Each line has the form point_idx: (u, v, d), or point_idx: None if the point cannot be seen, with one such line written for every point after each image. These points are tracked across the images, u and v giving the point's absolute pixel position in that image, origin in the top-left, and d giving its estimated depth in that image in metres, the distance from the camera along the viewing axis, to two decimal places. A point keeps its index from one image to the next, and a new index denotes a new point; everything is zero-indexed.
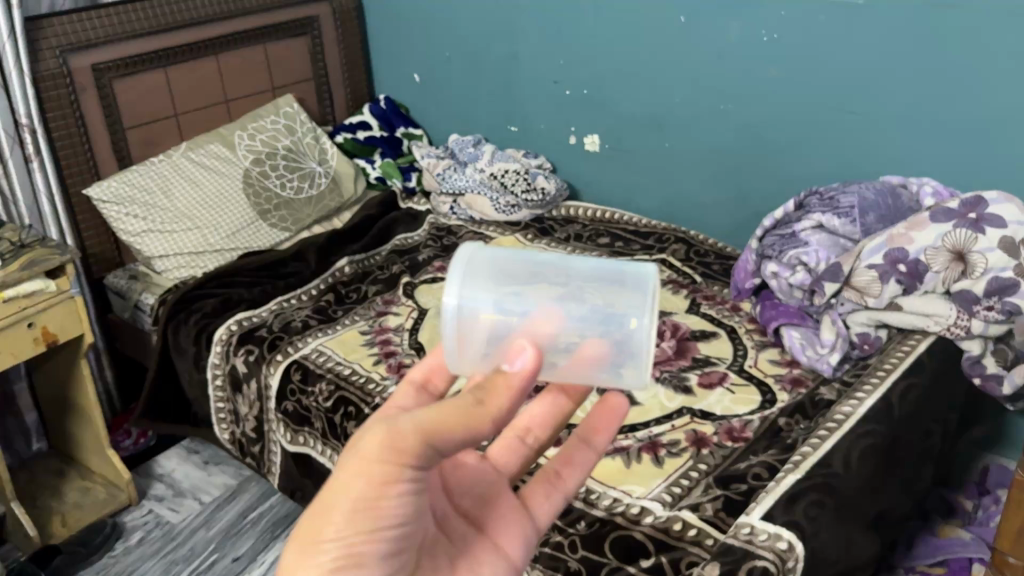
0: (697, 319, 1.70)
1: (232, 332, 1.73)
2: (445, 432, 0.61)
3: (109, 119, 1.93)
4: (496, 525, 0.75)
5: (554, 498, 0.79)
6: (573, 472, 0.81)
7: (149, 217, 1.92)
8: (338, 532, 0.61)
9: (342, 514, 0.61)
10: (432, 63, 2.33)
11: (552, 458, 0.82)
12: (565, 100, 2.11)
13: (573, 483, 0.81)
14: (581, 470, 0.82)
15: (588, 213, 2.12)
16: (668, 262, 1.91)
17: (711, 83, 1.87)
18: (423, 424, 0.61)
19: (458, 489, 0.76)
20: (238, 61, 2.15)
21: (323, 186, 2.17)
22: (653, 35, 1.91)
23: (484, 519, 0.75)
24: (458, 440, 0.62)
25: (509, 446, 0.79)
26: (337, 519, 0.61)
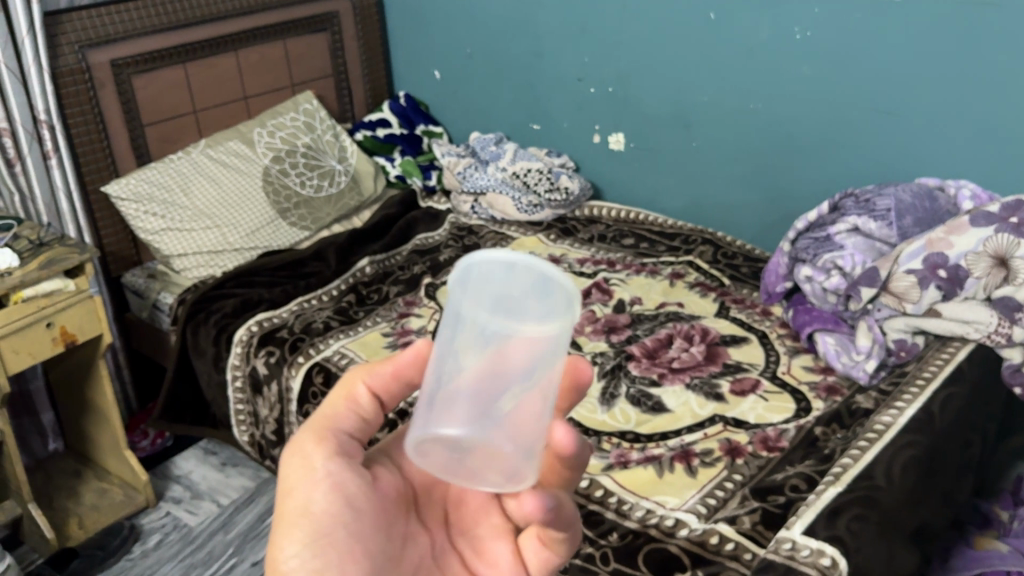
0: (727, 323, 1.66)
1: (252, 333, 1.70)
2: (332, 419, 0.69)
3: (127, 115, 1.90)
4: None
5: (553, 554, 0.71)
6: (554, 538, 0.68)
7: (168, 215, 1.89)
8: (290, 549, 0.64)
9: (289, 527, 0.64)
10: (454, 60, 2.29)
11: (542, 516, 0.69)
12: (590, 98, 2.08)
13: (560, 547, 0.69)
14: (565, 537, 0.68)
15: (611, 214, 2.09)
16: (695, 264, 1.87)
17: (740, 81, 1.83)
18: (318, 420, 0.69)
19: (462, 526, 0.73)
20: (257, 57, 2.12)
21: (343, 184, 2.14)
22: (681, 33, 1.87)
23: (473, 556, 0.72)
24: (345, 413, 0.70)
25: None
26: (288, 535, 0.64)
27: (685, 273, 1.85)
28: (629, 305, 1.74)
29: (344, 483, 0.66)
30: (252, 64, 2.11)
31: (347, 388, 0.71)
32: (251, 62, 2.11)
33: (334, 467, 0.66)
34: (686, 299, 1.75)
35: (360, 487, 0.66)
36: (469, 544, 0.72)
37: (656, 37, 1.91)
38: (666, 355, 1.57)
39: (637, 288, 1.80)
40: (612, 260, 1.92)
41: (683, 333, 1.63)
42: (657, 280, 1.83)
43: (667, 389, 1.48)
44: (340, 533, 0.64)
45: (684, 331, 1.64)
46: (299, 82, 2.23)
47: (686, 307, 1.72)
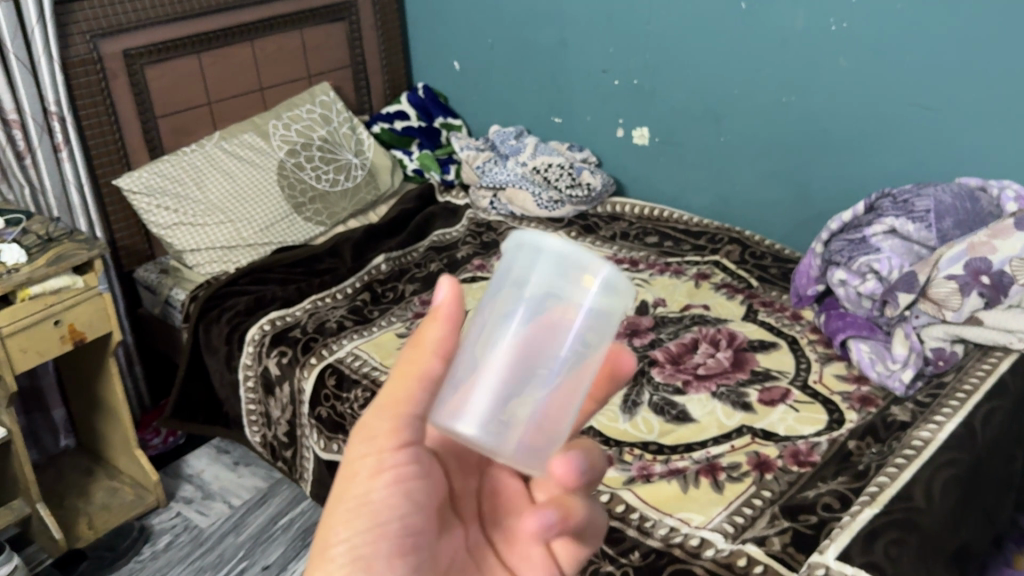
0: (755, 328, 1.59)
1: (264, 332, 1.65)
2: (407, 398, 0.60)
3: (140, 106, 1.86)
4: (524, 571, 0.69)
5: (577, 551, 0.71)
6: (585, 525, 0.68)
7: (181, 210, 1.85)
8: (340, 538, 0.58)
9: (339, 516, 0.59)
10: (474, 51, 2.23)
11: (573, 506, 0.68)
12: (614, 90, 2.01)
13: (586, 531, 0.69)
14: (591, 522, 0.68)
15: (635, 211, 2.02)
16: (721, 264, 1.80)
17: (772, 74, 1.76)
18: (389, 395, 0.60)
19: (493, 519, 0.70)
20: (274, 47, 2.06)
21: (359, 178, 2.09)
22: (710, 24, 1.80)
23: (509, 550, 0.70)
24: (427, 398, 0.60)
25: None
26: (337, 523, 0.59)
27: (711, 274, 1.78)
28: (652, 308, 1.68)
29: (408, 477, 0.61)
30: (268, 55, 2.06)
31: (416, 364, 0.59)
32: (268, 52, 2.06)
33: (400, 458, 0.61)
34: (712, 302, 1.69)
35: (420, 480, 0.62)
36: (502, 535, 0.70)
37: (684, 28, 1.84)
38: (691, 361, 1.51)
39: (661, 289, 1.74)
40: (636, 259, 1.86)
41: (708, 337, 1.57)
42: (681, 280, 1.76)
43: (692, 397, 1.42)
44: (394, 529, 0.60)
45: (710, 335, 1.57)
46: (317, 73, 2.18)
47: (712, 310, 1.66)
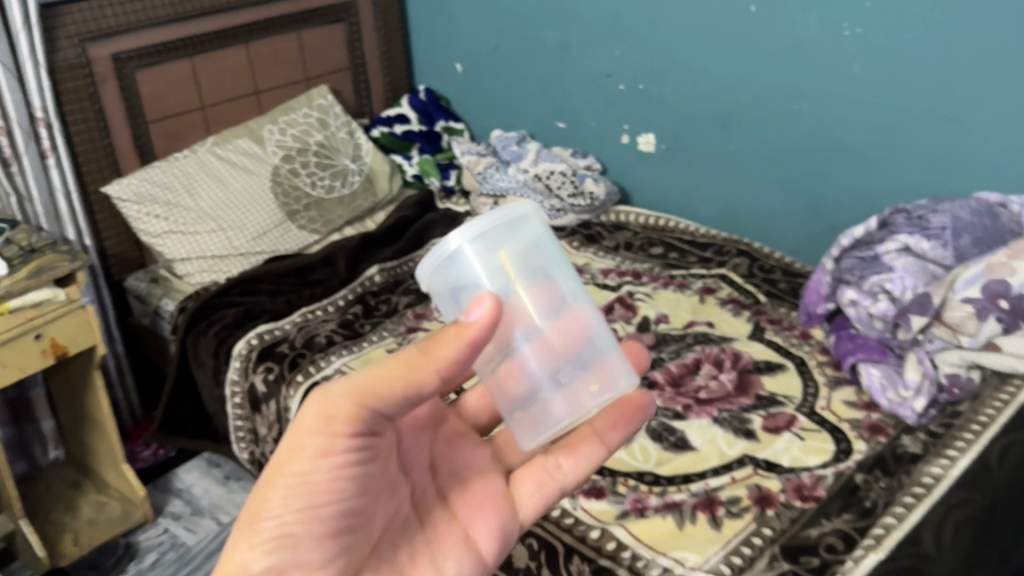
0: (761, 347, 1.52)
1: (251, 347, 1.60)
2: (378, 393, 0.63)
3: (131, 111, 1.81)
4: (473, 516, 0.77)
5: (547, 489, 0.81)
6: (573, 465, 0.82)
7: (171, 218, 1.80)
8: (276, 507, 0.64)
9: (275, 490, 0.64)
10: (476, 52, 2.16)
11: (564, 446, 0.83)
12: (619, 95, 1.93)
13: (569, 475, 0.82)
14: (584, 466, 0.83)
15: (639, 220, 1.95)
16: (728, 278, 1.73)
17: (783, 81, 1.68)
18: (361, 383, 0.63)
19: (444, 470, 0.80)
20: (270, 50, 2.01)
21: (356, 185, 2.04)
22: (718, 26, 1.72)
23: (459, 499, 0.78)
24: (395, 396, 0.63)
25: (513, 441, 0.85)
26: (272, 497, 0.64)
27: (717, 288, 1.70)
28: (654, 324, 1.60)
29: (352, 463, 0.66)
30: (263, 57, 2.00)
31: (410, 369, 0.63)
32: (263, 54, 2.00)
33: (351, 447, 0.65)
34: (717, 318, 1.61)
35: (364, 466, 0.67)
36: (456, 484, 0.79)
37: (692, 31, 1.76)
38: (692, 384, 1.44)
39: (664, 304, 1.66)
40: (640, 271, 1.78)
41: (711, 357, 1.49)
42: (686, 295, 1.69)
43: (692, 423, 1.35)
44: (331, 511, 0.65)
45: (713, 355, 1.50)
46: (314, 75, 2.12)
47: (716, 327, 1.58)
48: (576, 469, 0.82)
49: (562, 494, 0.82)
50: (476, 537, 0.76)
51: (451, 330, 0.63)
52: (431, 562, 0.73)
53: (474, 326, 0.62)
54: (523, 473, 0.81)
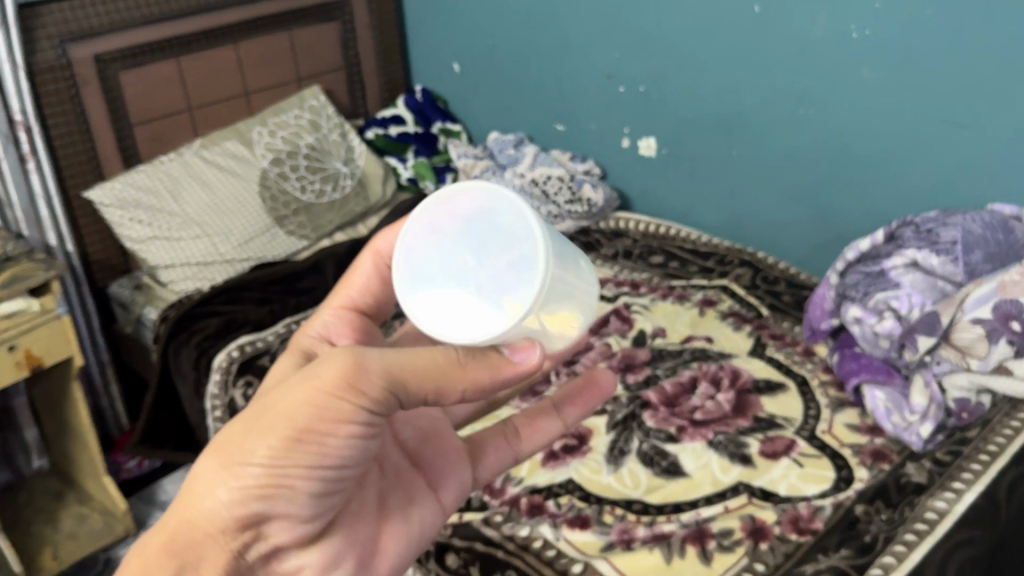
0: (761, 365, 1.45)
1: (232, 360, 1.55)
2: (412, 383, 0.58)
3: (114, 114, 1.76)
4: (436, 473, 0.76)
5: (505, 454, 0.81)
6: (535, 436, 0.81)
7: (156, 223, 1.75)
8: (269, 452, 0.58)
9: (272, 438, 0.57)
10: (474, 52, 2.09)
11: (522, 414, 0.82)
12: (619, 97, 1.86)
13: (530, 445, 0.82)
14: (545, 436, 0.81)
15: (639, 227, 1.87)
16: (730, 289, 1.65)
17: (788, 84, 1.61)
18: (397, 368, 0.58)
19: (403, 422, 0.77)
20: (260, 49, 1.95)
21: (348, 189, 1.98)
22: (721, 27, 1.65)
23: (421, 456, 0.77)
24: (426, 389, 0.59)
25: None
26: (265, 443, 0.57)
27: (718, 300, 1.63)
28: (651, 338, 1.53)
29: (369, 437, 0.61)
30: (254, 57, 1.95)
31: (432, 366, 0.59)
32: (253, 54, 1.94)
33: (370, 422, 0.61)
34: (717, 332, 1.54)
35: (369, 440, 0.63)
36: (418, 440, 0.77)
37: (694, 31, 1.69)
38: (688, 404, 1.36)
39: (662, 317, 1.59)
40: (638, 281, 1.71)
41: (708, 375, 1.42)
42: (685, 307, 1.62)
43: (685, 447, 1.28)
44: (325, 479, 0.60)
45: (710, 373, 1.43)
46: (307, 75, 2.06)
47: (716, 342, 1.51)
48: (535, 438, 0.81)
49: (516, 461, 0.82)
50: (441, 494, 0.76)
51: (492, 358, 0.61)
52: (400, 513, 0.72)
53: (515, 372, 0.61)
54: (484, 434, 0.81)
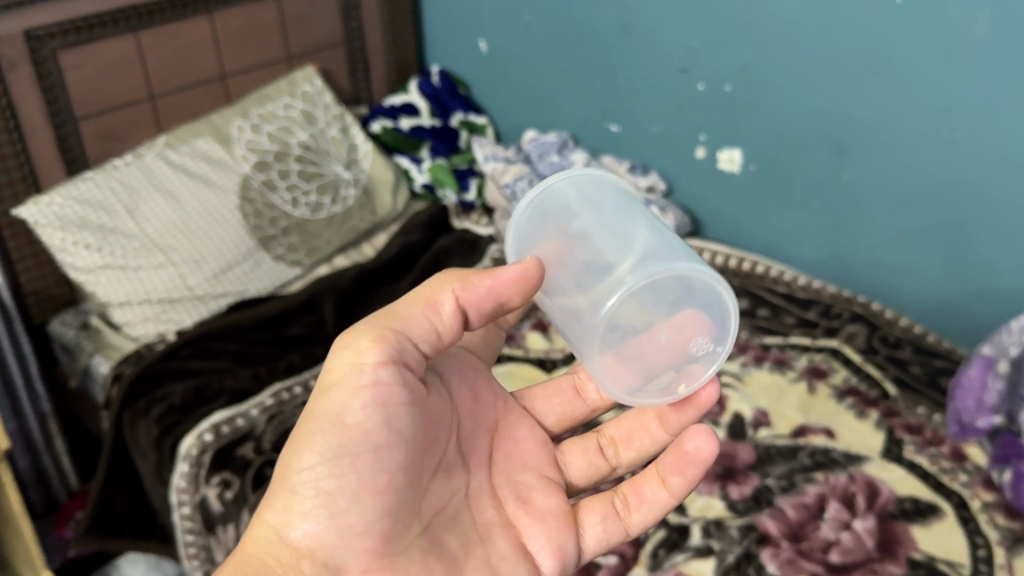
0: (903, 475, 1.12)
1: (203, 447, 1.18)
2: (402, 317, 0.68)
3: (51, 107, 1.35)
4: (526, 525, 0.76)
5: (609, 524, 0.79)
6: (639, 507, 0.80)
7: (107, 248, 1.37)
8: (339, 369, 0.66)
9: (341, 354, 0.67)
10: (506, 30, 1.69)
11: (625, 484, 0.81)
12: (695, 98, 1.48)
13: (638, 517, 0.80)
14: (649, 503, 0.79)
15: (715, 260, 1.50)
16: (842, 355, 1.31)
17: (929, 98, 1.23)
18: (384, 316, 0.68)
19: (503, 475, 0.78)
20: (240, 22, 1.54)
21: (350, 201, 1.60)
22: (840, 17, 1.26)
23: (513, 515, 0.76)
24: (421, 318, 0.69)
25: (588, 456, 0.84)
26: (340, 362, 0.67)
27: (829, 371, 1.28)
28: (752, 429, 1.18)
29: (388, 404, 0.66)
30: (233, 32, 1.54)
31: (433, 291, 0.70)
32: (232, 28, 1.53)
33: (378, 380, 0.65)
34: (834, 421, 1.20)
35: (403, 406, 0.67)
36: (514, 493, 0.77)
37: (799, 21, 1.30)
38: (818, 539, 1.02)
39: (762, 394, 1.25)
40: None
41: (838, 492, 1.08)
42: (789, 379, 1.27)
43: None
44: (365, 460, 0.65)
45: (840, 489, 1.08)
46: (299, 53, 1.66)
47: (838, 437, 1.17)
48: (641, 510, 0.79)
49: (626, 534, 0.79)
50: (525, 541, 0.75)
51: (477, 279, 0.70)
52: (486, 561, 0.72)
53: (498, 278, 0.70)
54: (589, 502, 0.79)
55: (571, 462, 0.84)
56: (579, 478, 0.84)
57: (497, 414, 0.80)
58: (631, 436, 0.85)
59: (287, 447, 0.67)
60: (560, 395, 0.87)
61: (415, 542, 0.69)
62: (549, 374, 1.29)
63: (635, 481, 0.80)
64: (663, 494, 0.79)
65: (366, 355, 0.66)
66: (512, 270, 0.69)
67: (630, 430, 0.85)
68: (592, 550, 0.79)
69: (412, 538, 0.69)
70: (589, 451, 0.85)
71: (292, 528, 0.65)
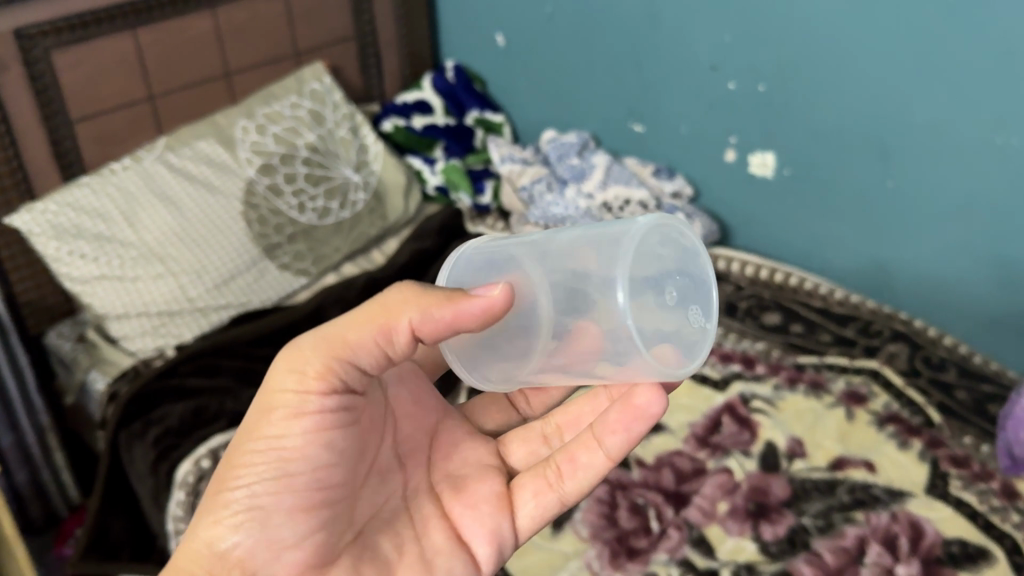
0: (950, 514, 1.03)
1: (201, 474, 1.11)
2: (350, 342, 0.59)
3: (45, 109, 1.28)
4: (461, 514, 0.68)
5: (546, 497, 0.69)
6: (575, 475, 0.69)
7: (104, 258, 1.31)
8: (281, 391, 0.60)
9: (282, 374, 0.60)
10: (525, 24, 1.60)
11: (557, 452, 0.70)
12: (725, 98, 1.39)
13: (573, 484, 0.69)
14: (587, 472, 0.69)
15: (744, 270, 1.42)
16: (883, 378, 1.22)
17: (984, 103, 1.14)
18: (327, 335, 0.59)
19: (443, 470, 0.71)
20: (245, 17, 1.46)
21: (360, 205, 1.52)
22: (888, 12, 1.16)
23: (447, 501, 0.69)
24: (370, 343, 0.59)
25: (528, 445, 0.74)
26: (278, 381, 0.60)
27: (869, 396, 1.20)
28: (786, 460, 1.10)
29: (331, 427, 0.61)
30: (237, 27, 1.46)
31: (385, 311, 0.58)
32: (236, 22, 1.46)
33: (325, 407, 0.60)
34: (875, 453, 1.11)
35: (347, 428, 0.62)
36: (451, 485, 0.70)
37: (841, 16, 1.21)
38: None
39: (796, 421, 1.17)
40: (752, 357, 1.28)
41: (880, 534, 1.00)
42: (826, 405, 1.19)
43: None
44: (303, 480, 0.60)
45: (881, 530, 1.00)
46: (307, 48, 1.58)
47: (878, 471, 1.09)
48: (578, 479, 0.69)
49: (564, 505, 0.70)
50: (460, 529, 0.68)
51: (437, 291, 0.59)
52: (423, 557, 0.66)
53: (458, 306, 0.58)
54: (523, 478, 0.70)
55: (510, 454, 0.74)
56: (520, 470, 0.74)
57: (436, 413, 0.73)
58: (576, 418, 0.74)
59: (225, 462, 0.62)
60: (501, 406, 0.79)
61: (347, 550, 0.63)
62: None
63: (568, 446, 0.69)
64: (599, 458, 0.68)
65: (312, 384, 0.59)
66: (480, 302, 0.58)
67: (576, 415, 0.75)
68: (533, 530, 0.70)
69: (346, 546, 0.63)
70: (529, 440, 0.74)
71: (222, 539, 0.61)
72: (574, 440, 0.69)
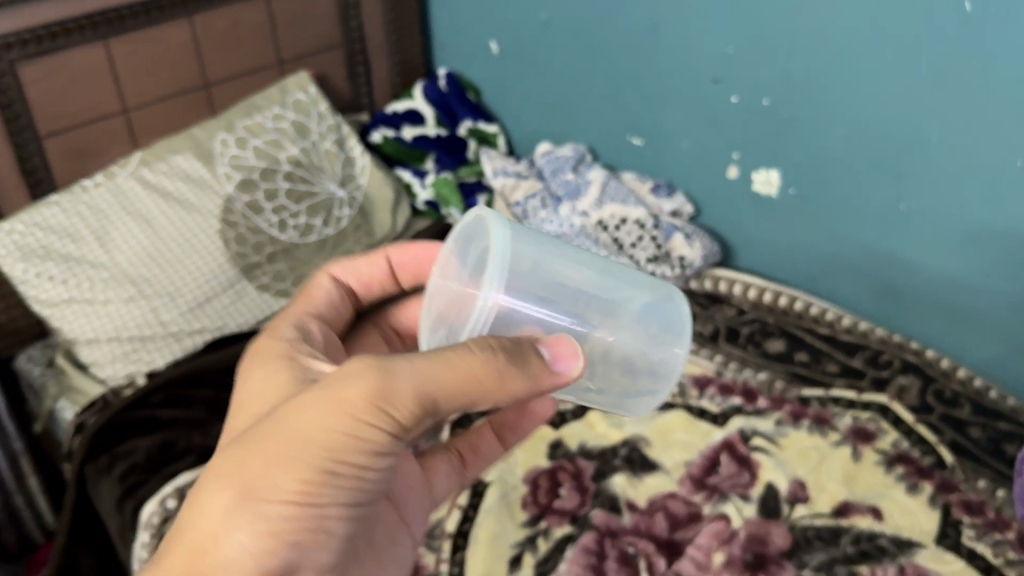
0: (963, 568, 0.96)
1: (167, 515, 1.06)
2: (445, 399, 0.56)
3: (11, 125, 1.22)
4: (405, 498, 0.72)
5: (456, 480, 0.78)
6: (480, 462, 0.80)
7: (73, 280, 1.25)
8: (370, 434, 0.55)
9: (369, 412, 0.55)
10: (519, 31, 1.52)
11: (461, 440, 0.80)
12: (728, 112, 1.31)
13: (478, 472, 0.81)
14: (488, 460, 0.81)
15: (747, 293, 1.35)
16: (892, 414, 1.15)
17: (1004, 123, 1.06)
18: (428, 388, 0.55)
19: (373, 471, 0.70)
20: (225, 25, 1.40)
21: (344, 222, 1.45)
22: (901, 25, 1.09)
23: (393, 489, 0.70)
24: (462, 402, 0.56)
25: None
26: (362, 419, 0.55)
27: (876, 434, 1.13)
28: (787, 506, 1.03)
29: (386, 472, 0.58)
30: (216, 36, 1.39)
31: (495, 383, 0.56)
32: (215, 31, 1.39)
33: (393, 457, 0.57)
34: (882, 498, 1.04)
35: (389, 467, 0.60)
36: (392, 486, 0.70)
37: (852, 29, 1.13)
38: None
39: (799, 460, 1.10)
40: (753, 389, 1.20)
41: None
42: (831, 443, 1.12)
43: None
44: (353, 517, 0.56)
45: None
46: (291, 56, 1.51)
47: (886, 518, 1.01)
48: (477, 464, 0.80)
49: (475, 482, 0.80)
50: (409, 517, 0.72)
51: (533, 367, 0.58)
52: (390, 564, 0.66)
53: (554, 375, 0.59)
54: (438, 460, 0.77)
55: None
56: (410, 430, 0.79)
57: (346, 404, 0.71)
58: None
59: (255, 471, 0.54)
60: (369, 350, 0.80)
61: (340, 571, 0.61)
62: (557, 430, 1.15)
63: (476, 437, 0.81)
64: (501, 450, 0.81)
65: (400, 435, 0.56)
66: (567, 362, 0.60)
67: None
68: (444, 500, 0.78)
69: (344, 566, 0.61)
70: None
71: (245, 546, 0.53)
72: (480, 432, 0.81)
